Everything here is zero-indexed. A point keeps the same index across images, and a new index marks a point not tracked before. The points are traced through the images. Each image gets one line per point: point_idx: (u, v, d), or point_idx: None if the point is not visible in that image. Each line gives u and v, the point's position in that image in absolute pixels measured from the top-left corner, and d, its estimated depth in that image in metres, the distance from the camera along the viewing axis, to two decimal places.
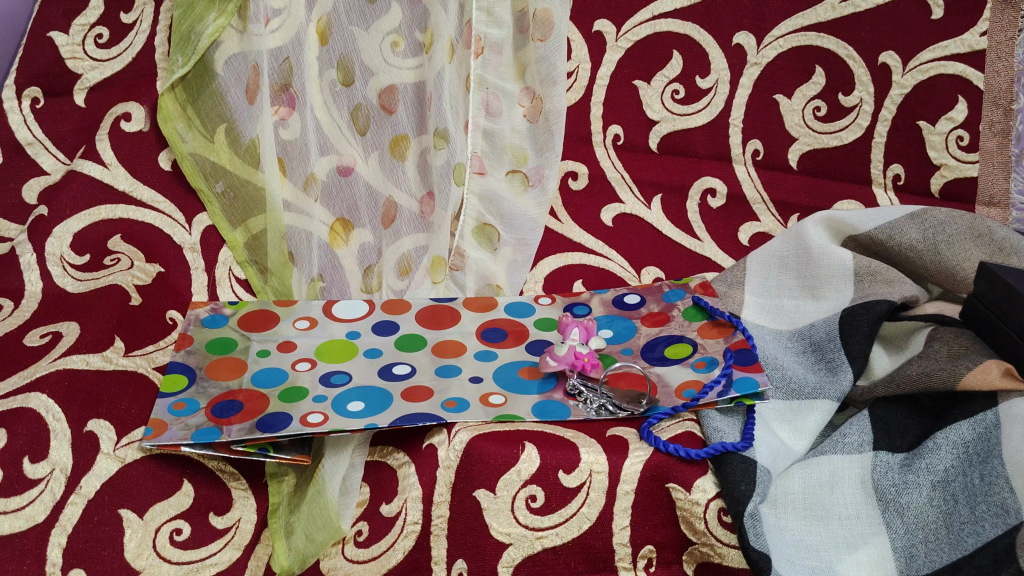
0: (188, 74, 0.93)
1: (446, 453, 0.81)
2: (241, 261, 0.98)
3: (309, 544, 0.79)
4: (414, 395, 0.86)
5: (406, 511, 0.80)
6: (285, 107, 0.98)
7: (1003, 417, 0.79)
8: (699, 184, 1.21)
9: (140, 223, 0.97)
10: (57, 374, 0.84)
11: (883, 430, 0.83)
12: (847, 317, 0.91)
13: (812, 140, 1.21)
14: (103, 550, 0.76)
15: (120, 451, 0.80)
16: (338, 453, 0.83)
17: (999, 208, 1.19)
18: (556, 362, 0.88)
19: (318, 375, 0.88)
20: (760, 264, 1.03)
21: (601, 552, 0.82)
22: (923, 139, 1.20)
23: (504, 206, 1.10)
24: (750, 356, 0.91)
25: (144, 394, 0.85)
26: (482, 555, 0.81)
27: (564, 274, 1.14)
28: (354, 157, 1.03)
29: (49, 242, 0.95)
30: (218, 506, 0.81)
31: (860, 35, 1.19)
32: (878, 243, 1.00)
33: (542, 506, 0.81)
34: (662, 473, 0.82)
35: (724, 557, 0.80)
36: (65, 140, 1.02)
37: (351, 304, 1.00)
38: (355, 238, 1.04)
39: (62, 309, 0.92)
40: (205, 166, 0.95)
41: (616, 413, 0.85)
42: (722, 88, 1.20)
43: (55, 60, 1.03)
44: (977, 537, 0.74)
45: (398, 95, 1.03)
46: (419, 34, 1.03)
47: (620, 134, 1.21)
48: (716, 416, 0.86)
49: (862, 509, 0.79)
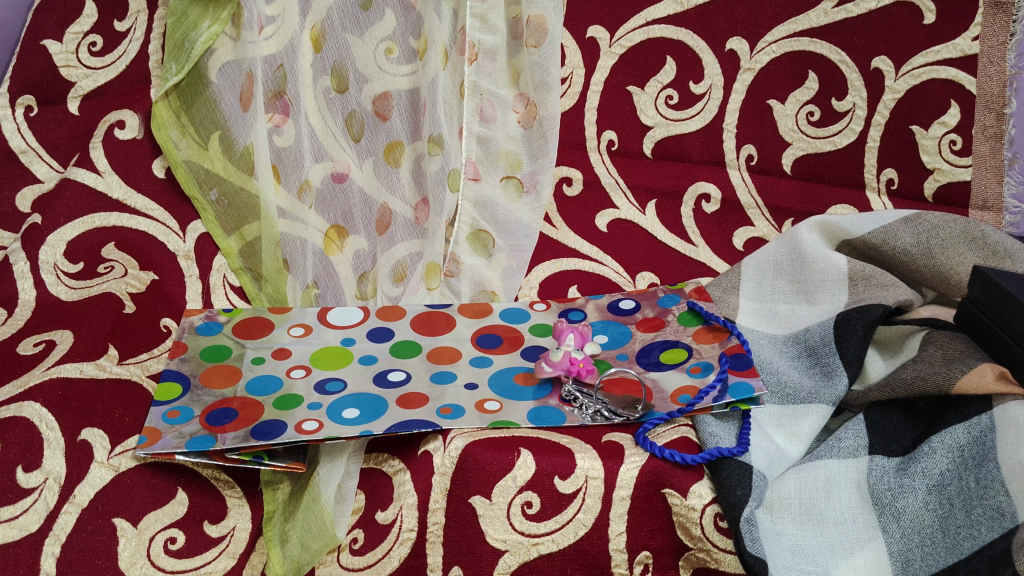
0: (182, 82, 0.95)
1: (441, 459, 0.81)
2: (236, 268, 0.98)
3: (304, 552, 0.78)
4: (409, 402, 0.86)
5: (402, 518, 0.79)
6: (280, 115, 0.97)
7: (997, 421, 0.79)
8: (693, 189, 1.21)
9: (134, 231, 0.97)
10: (51, 382, 0.84)
11: (878, 434, 0.84)
12: (841, 322, 0.92)
13: (806, 145, 1.21)
14: (98, 559, 0.76)
15: (114, 460, 0.80)
16: (333, 459, 0.82)
17: (992, 212, 1.19)
18: (551, 367, 0.87)
19: (313, 382, 0.88)
20: (755, 268, 1.03)
21: (598, 558, 0.81)
22: (917, 143, 1.21)
23: (498, 211, 1.10)
24: (745, 361, 0.91)
25: (137, 402, 0.85)
26: (479, 563, 0.80)
27: (558, 279, 1.14)
28: (348, 164, 1.03)
29: (43, 250, 0.95)
30: (213, 515, 0.80)
31: (854, 40, 1.20)
32: (872, 247, 1.00)
33: (538, 512, 0.81)
34: (658, 478, 0.82)
35: (720, 563, 0.80)
36: (60, 148, 1.02)
37: (345, 311, 1.00)
38: (349, 245, 1.04)
39: (56, 317, 0.92)
40: (199, 174, 0.96)
41: (610, 419, 0.86)
42: (715, 93, 1.21)
43: (48, 68, 1.03)
44: (973, 541, 0.74)
45: (392, 101, 1.03)
46: (413, 40, 1.03)
47: (615, 140, 1.20)
48: (712, 421, 0.86)
49: (859, 513, 0.79)
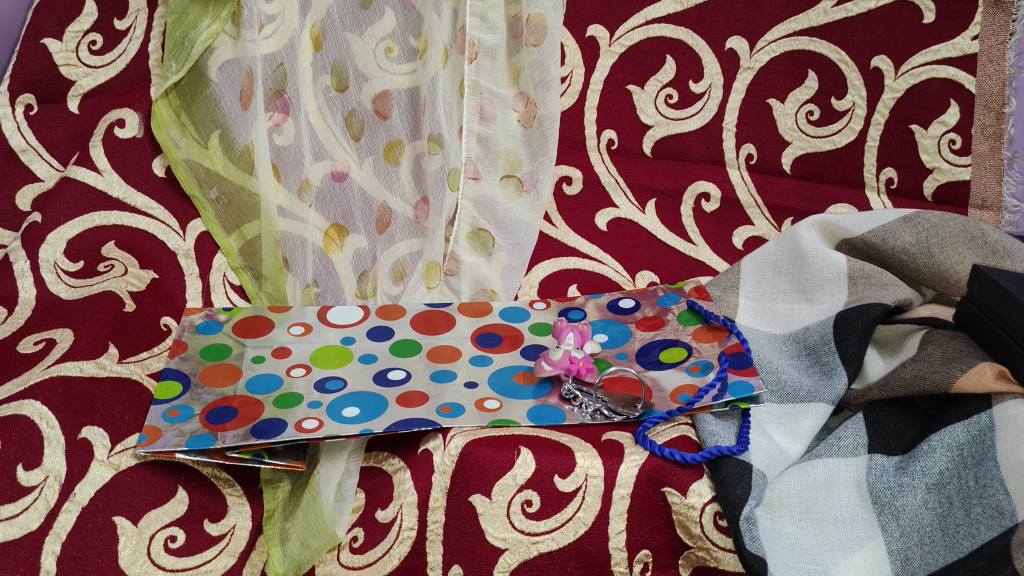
0: (182, 81, 0.95)
1: (441, 458, 0.81)
2: (236, 266, 0.98)
3: (304, 550, 0.78)
4: (409, 400, 0.86)
5: (402, 516, 0.80)
6: (280, 113, 0.97)
7: (997, 420, 0.79)
8: (693, 188, 1.21)
9: (134, 230, 0.97)
10: (51, 381, 0.84)
11: (877, 433, 0.84)
12: (841, 321, 0.92)
13: (806, 145, 1.21)
14: (97, 557, 0.76)
15: (115, 458, 0.80)
16: (333, 458, 0.82)
17: (992, 211, 1.19)
18: (551, 366, 0.87)
19: (313, 380, 0.88)
20: (754, 267, 1.04)
21: (598, 557, 0.81)
22: (916, 142, 1.21)
23: (498, 211, 1.11)
24: (745, 360, 0.91)
25: (138, 400, 0.85)
26: (478, 561, 0.80)
27: (558, 278, 1.14)
28: (348, 163, 1.03)
29: (43, 249, 0.95)
30: (213, 513, 0.80)
31: (854, 40, 1.20)
32: (872, 246, 1.00)
33: (538, 511, 0.81)
34: (657, 477, 0.82)
35: (719, 561, 0.80)
36: (60, 147, 1.02)
37: (345, 310, 1.00)
38: (349, 244, 1.04)
39: (56, 316, 0.92)
40: (199, 172, 0.96)
41: (610, 417, 0.86)
42: (715, 92, 1.21)
43: (48, 67, 1.03)
44: (973, 540, 0.74)
45: (392, 100, 1.03)
46: (413, 39, 1.03)
47: (615, 139, 1.21)
48: (711, 420, 0.86)
49: (858, 512, 0.79)
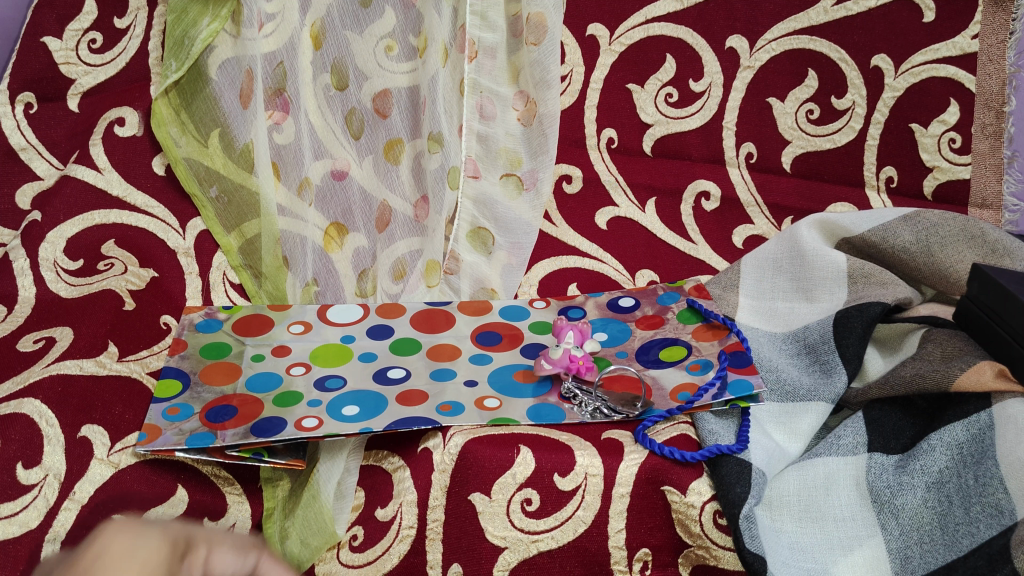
0: (182, 79, 0.95)
1: (440, 456, 0.81)
2: (235, 265, 0.98)
3: (303, 548, 0.78)
4: (409, 399, 0.86)
5: (401, 515, 0.80)
6: (279, 112, 0.97)
7: (996, 418, 0.79)
8: (693, 187, 1.21)
9: (133, 228, 0.97)
10: (51, 379, 0.84)
11: (877, 432, 0.84)
12: (841, 320, 0.92)
13: (806, 143, 1.21)
14: None
15: (114, 456, 0.80)
16: (333, 456, 0.82)
17: (992, 210, 1.19)
18: (550, 365, 0.88)
19: (313, 379, 0.88)
20: (754, 266, 1.04)
21: (597, 555, 0.82)
22: (916, 141, 1.21)
23: (498, 210, 1.11)
24: (745, 359, 0.91)
25: (137, 398, 0.85)
26: (477, 560, 0.80)
27: (557, 277, 1.14)
28: (348, 161, 1.03)
29: (43, 247, 0.95)
30: (213, 511, 0.81)
31: (853, 38, 1.20)
32: (872, 245, 1.00)
33: (537, 510, 0.81)
34: (657, 476, 0.82)
35: (719, 559, 0.80)
36: (60, 145, 1.02)
37: (345, 309, 1.00)
38: (349, 242, 1.04)
39: (56, 314, 0.92)
40: (199, 171, 0.96)
41: (610, 416, 0.85)
42: (715, 91, 1.21)
43: (48, 65, 1.03)
44: (972, 538, 0.74)
45: (392, 99, 1.03)
46: (413, 38, 1.03)
47: (614, 138, 1.21)
48: (711, 419, 0.86)
49: (858, 510, 0.79)
